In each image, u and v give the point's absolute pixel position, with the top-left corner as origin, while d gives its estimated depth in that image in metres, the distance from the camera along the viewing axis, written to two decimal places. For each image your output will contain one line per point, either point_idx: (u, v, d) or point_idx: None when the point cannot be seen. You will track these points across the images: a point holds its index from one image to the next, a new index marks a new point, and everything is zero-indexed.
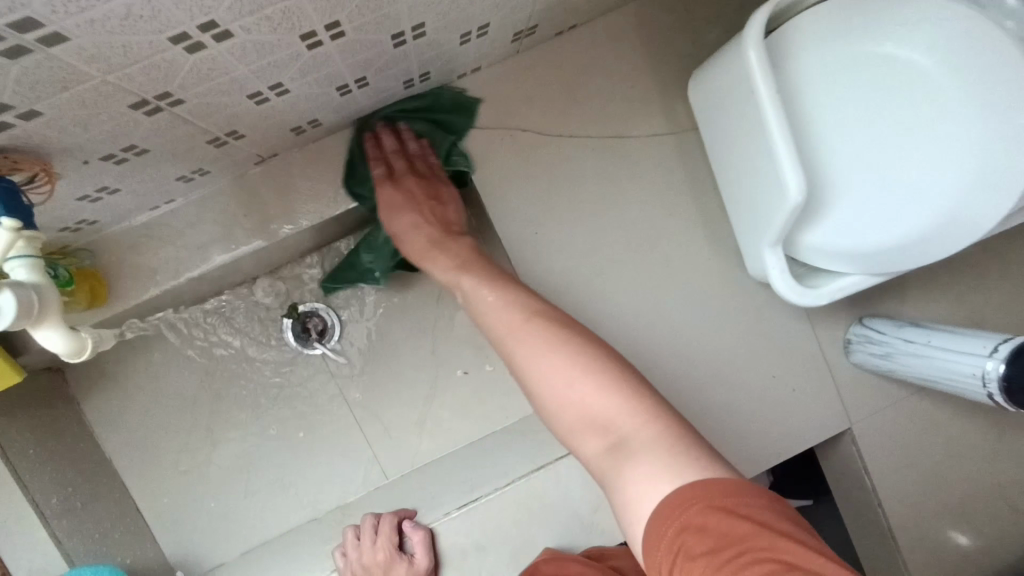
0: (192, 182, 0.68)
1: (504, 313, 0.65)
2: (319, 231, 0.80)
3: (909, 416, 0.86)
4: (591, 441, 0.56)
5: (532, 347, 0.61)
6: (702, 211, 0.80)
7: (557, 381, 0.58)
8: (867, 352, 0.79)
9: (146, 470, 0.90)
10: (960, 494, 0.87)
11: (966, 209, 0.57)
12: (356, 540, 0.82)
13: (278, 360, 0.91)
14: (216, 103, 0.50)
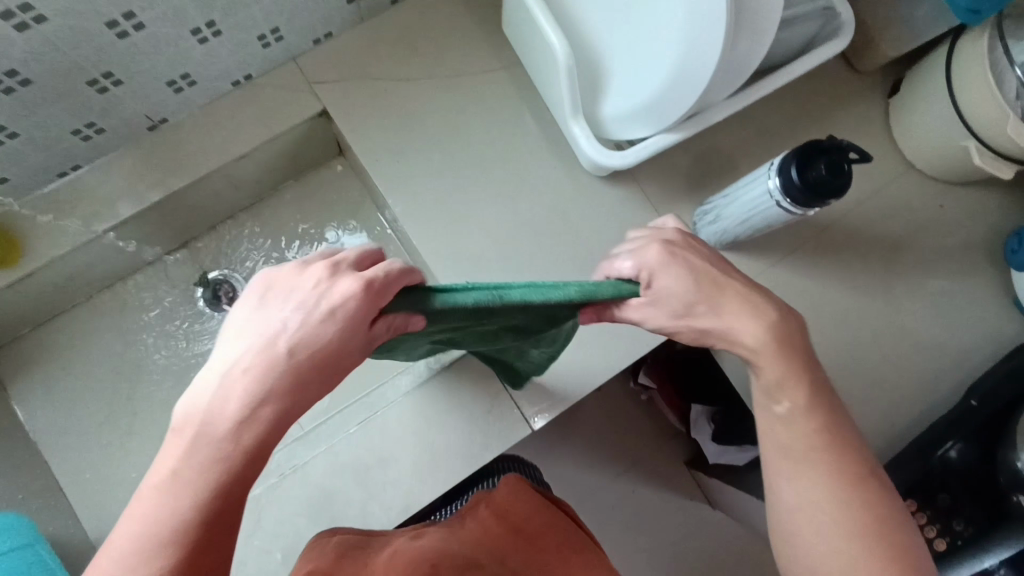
0: (90, 143, 0.84)
1: (806, 431, 0.63)
2: (215, 188, 0.94)
3: (767, 286, 0.95)
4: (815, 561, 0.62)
5: (816, 470, 0.62)
6: (538, 128, 0.95)
7: (811, 503, 0.61)
8: (705, 224, 0.88)
9: (69, 447, 0.95)
10: (826, 350, 0.94)
11: (691, 57, 0.69)
12: (292, 283, 0.51)
13: (193, 328, 1.01)
14: (78, 27, 0.66)
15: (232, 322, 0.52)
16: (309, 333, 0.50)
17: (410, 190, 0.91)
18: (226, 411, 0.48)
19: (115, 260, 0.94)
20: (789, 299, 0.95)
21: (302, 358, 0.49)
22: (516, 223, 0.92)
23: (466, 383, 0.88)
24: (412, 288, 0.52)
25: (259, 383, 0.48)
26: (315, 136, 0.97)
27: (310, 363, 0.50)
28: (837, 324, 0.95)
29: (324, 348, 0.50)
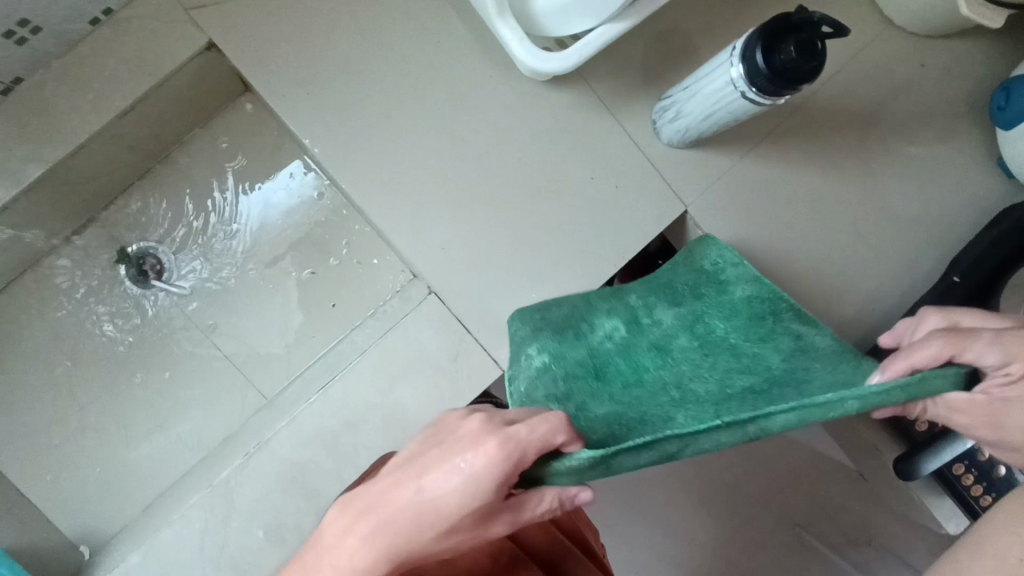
0: None
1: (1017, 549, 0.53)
2: (105, 152, 0.81)
3: (738, 182, 0.87)
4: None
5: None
6: (465, 32, 0.81)
7: None
8: (665, 121, 0.79)
9: (22, 451, 0.89)
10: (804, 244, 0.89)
11: None
12: (447, 442, 0.45)
13: (124, 308, 0.93)
14: None
15: (429, 439, 0.47)
16: (442, 483, 0.44)
17: (329, 127, 0.80)
18: (354, 552, 0.45)
19: (13, 250, 0.84)
20: (761, 193, 0.87)
21: (428, 511, 0.44)
22: (453, 150, 0.82)
23: (426, 333, 0.82)
24: (559, 452, 0.43)
25: (356, 523, 0.46)
26: (209, 76, 0.83)
27: (437, 517, 0.44)
28: (813, 212, 0.89)
29: (446, 512, 0.44)
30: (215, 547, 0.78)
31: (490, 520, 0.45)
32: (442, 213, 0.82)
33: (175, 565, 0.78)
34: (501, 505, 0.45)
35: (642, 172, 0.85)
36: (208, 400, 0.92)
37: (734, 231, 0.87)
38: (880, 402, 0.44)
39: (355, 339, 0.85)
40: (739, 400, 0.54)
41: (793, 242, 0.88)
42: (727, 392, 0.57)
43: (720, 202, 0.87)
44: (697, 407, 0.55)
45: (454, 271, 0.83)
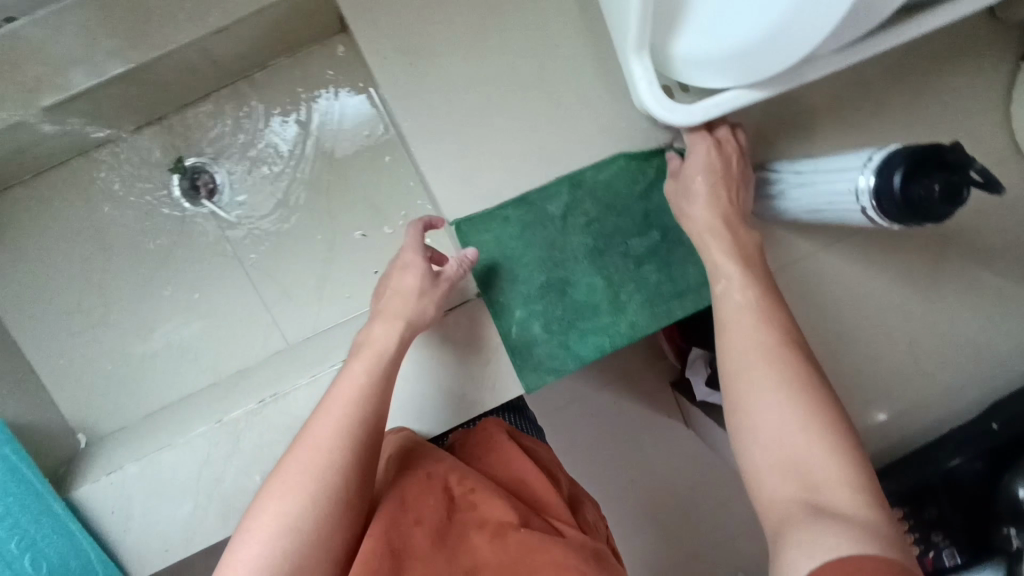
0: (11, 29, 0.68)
1: (771, 335, 0.60)
2: (186, 64, 0.77)
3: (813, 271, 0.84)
4: (763, 467, 0.53)
5: (758, 333, 0.60)
6: (586, 46, 0.76)
7: (744, 351, 0.59)
8: (762, 195, 0.76)
9: (40, 332, 0.89)
10: (851, 345, 0.87)
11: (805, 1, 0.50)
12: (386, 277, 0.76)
13: (167, 217, 0.90)
14: None
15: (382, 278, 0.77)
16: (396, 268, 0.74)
17: (423, 103, 0.75)
18: (353, 381, 0.66)
19: (73, 136, 0.81)
20: (830, 288, 0.85)
21: (404, 291, 0.72)
22: (546, 159, 0.77)
23: (466, 337, 0.79)
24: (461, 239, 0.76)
25: (362, 361, 0.67)
26: (310, 12, 0.78)
27: (399, 306, 0.71)
28: (871, 320, 0.87)
29: (403, 302, 0.71)
30: (210, 479, 0.79)
31: (426, 279, 0.72)
32: (513, 222, 0.78)
33: (168, 486, 0.79)
34: (426, 265, 0.73)
35: None
36: (229, 330, 0.91)
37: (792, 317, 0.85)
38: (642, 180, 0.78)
39: None
40: (599, 238, 0.79)
41: (841, 342, 0.87)
42: (607, 258, 0.79)
43: (790, 284, 0.84)
44: (586, 257, 0.79)
45: (508, 284, 0.79)
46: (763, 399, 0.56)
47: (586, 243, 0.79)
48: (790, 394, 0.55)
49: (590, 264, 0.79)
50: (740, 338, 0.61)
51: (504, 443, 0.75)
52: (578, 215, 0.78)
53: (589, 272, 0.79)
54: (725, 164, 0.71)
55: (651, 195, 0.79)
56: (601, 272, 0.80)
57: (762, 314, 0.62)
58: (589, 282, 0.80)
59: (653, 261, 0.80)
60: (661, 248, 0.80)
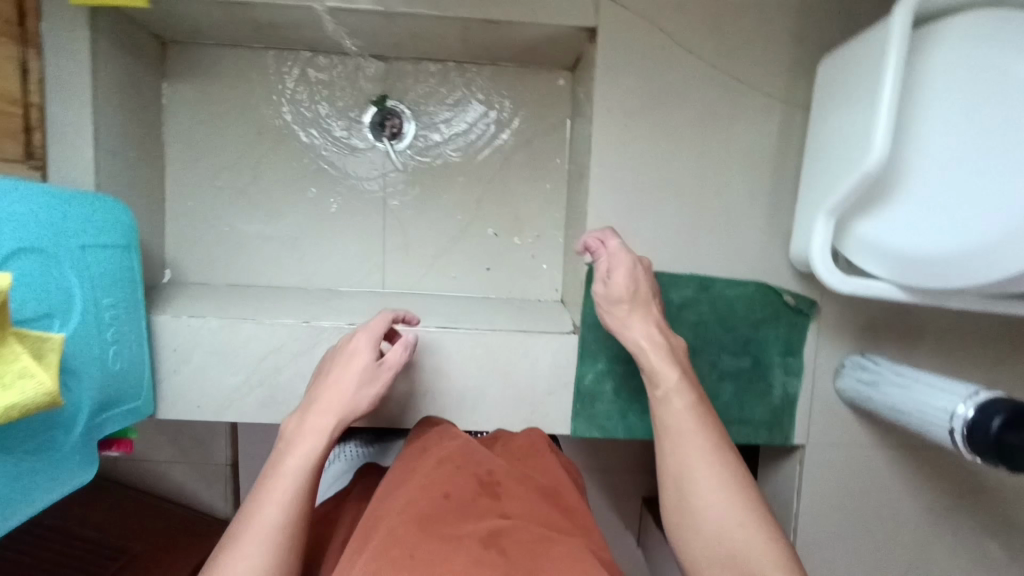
0: None
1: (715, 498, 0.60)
2: (443, 34, 0.85)
3: (860, 466, 0.89)
4: (705, 569, 0.59)
5: (701, 495, 0.61)
6: (773, 185, 0.84)
7: (694, 515, 0.61)
8: (853, 377, 0.83)
9: (189, 171, 0.96)
10: (860, 548, 0.91)
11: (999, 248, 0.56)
12: (330, 356, 0.76)
13: (345, 138, 0.97)
14: None
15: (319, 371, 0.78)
16: (347, 358, 0.73)
17: (618, 158, 0.83)
18: (321, 418, 0.68)
19: (317, 37, 0.89)
20: (867, 489, 0.90)
21: (346, 390, 0.70)
22: (693, 256, 0.85)
23: (545, 362, 0.86)
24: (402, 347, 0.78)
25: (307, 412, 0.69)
26: (564, 43, 0.87)
27: (346, 390, 0.71)
28: (887, 536, 0.91)
29: (355, 367, 0.72)
30: (271, 367, 0.84)
31: (370, 367, 0.73)
32: None
33: (236, 353, 0.84)
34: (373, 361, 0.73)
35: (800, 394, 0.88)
36: (342, 252, 0.98)
37: (825, 498, 0.89)
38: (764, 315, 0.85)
39: (483, 313, 0.92)
40: (699, 341, 0.86)
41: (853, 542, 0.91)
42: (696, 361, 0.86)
43: (833, 463, 0.89)
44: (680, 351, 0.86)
45: (604, 338, 0.85)
46: (703, 518, 0.60)
47: (687, 340, 0.85)
48: (727, 512, 0.59)
49: None
50: (681, 449, 0.64)
51: (546, 454, 0.76)
52: (694, 313, 0.85)
53: None
54: (675, 338, 0.73)
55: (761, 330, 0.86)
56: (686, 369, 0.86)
57: (703, 419, 0.65)
58: None
59: (733, 382, 0.87)
60: (748, 374, 0.87)
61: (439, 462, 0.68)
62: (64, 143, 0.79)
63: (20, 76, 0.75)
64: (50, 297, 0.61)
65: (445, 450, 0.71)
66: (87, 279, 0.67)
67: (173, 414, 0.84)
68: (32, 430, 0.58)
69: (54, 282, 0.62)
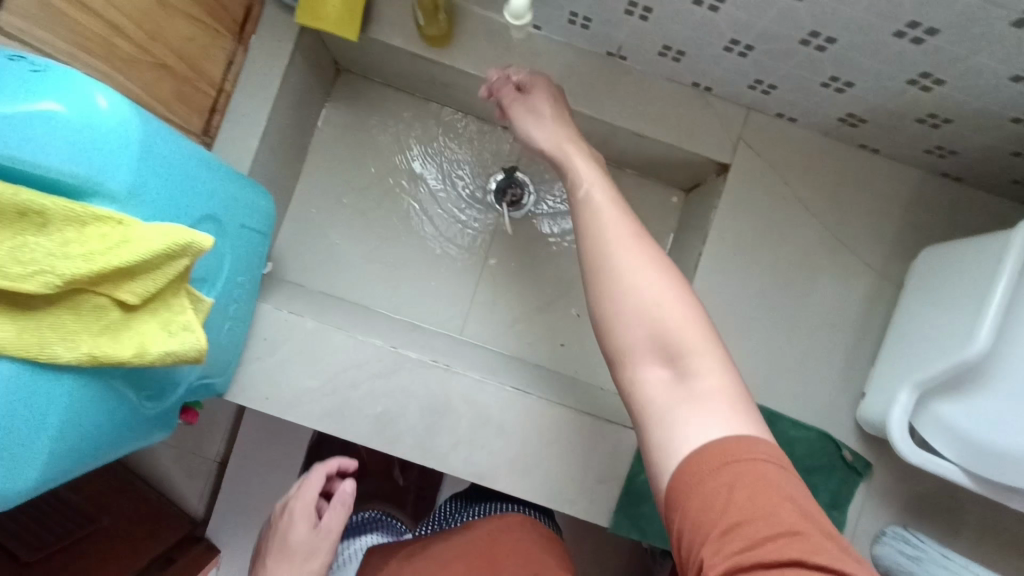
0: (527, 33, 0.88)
1: (674, 304, 0.52)
2: (591, 130, 0.95)
3: None
4: (641, 358, 0.53)
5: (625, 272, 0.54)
6: (853, 345, 0.90)
7: (638, 312, 0.53)
8: (895, 548, 0.83)
9: (321, 182, 1.03)
10: None
11: None
12: (267, 540, 0.78)
13: (469, 192, 1.05)
14: None
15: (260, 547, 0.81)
16: (280, 539, 0.76)
17: (718, 281, 0.90)
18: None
19: (477, 102, 0.99)
20: None
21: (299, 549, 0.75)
22: (766, 389, 0.89)
23: (604, 452, 0.88)
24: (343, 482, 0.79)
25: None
26: (692, 169, 0.96)
27: (301, 546, 0.75)
28: None
29: (294, 540, 0.75)
30: (348, 379, 0.87)
31: (308, 538, 0.75)
32: None
33: (320, 358, 0.87)
34: (313, 523, 0.76)
35: None
36: (433, 292, 1.03)
37: None
38: (823, 465, 0.88)
39: (552, 386, 0.95)
40: None
41: None
42: None
43: None
44: None
45: None
46: (614, 268, 0.55)
47: None
48: (667, 281, 0.54)
49: None
50: (611, 227, 0.58)
51: (520, 534, 0.80)
52: None
53: None
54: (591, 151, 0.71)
55: (816, 479, 0.88)
56: None
57: (616, 204, 0.61)
58: None
59: None
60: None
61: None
62: (235, 131, 0.86)
63: (224, 65, 0.85)
64: (210, 262, 0.66)
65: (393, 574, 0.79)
66: (235, 255, 0.72)
67: (240, 398, 0.85)
68: (156, 380, 0.60)
69: (216, 251, 0.67)
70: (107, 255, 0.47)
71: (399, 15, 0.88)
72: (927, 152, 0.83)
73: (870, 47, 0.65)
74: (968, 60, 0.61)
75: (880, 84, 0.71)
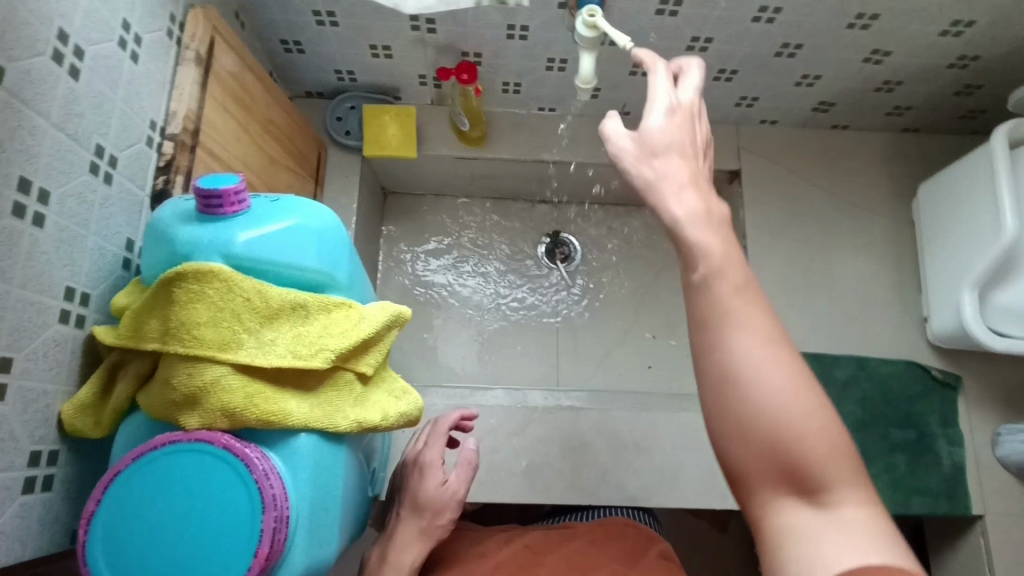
0: (545, 115, 1.07)
1: (813, 428, 0.39)
2: (616, 177, 1.12)
3: None
4: (762, 483, 0.40)
5: (749, 385, 0.40)
6: (896, 282, 1.03)
7: (759, 431, 0.39)
8: (1016, 438, 0.92)
9: (394, 291, 1.14)
10: None
11: None
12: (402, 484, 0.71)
13: (524, 261, 1.18)
14: (670, 44, 0.88)
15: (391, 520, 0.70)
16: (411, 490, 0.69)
17: (768, 263, 1.03)
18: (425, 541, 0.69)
19: (513, 184, 1.15)
20: None
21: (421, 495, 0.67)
22: (845, 339, 1.00)
23: None
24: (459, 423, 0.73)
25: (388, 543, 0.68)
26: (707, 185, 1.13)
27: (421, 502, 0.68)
28: None
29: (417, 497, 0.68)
30: (488, 445, 0.92)
31: (438, 484, 0.68)
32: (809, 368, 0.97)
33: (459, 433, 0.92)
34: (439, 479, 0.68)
35: (967, 462, 0.95)
36: (522, 355, 1.12)
37: None
38: (925, 391, 0.97)
39: (661, 402, 1.02)
40: (873, 418, 0.96)
41: None
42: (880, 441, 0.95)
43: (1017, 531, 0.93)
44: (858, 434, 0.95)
45: None
46: (771, 425, 0.39)
47: (858, 413, 0.96)
48: (826, 439, 0.39)
49: (857, 431, 0.95)
50: (755, 375, 0.40)
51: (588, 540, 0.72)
52: (860, 389, 0.97)
53: (860, 438, 0.95)
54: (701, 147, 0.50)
55: (919, 403, 0.97)
56: (864, 443, 0.95)
57: (780, 344, 0.41)
58: (862, 445, 0.95)
59: (905, 453, 0.95)
60: (916, 445, 0.95)
61: (497, 567, 0.66)
62: None
63: None
64: None
65: (499, 557, 0.68)
66: None
67: None
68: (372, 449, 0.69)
69: None
70: (358, 330, 0.55)
71: (440, 129, 1.05)
72: (887, 114, 1.04)
73: (829, 42, 0.86)
74: (903, 31, 0.82)
75: (840, 69, 0.92)
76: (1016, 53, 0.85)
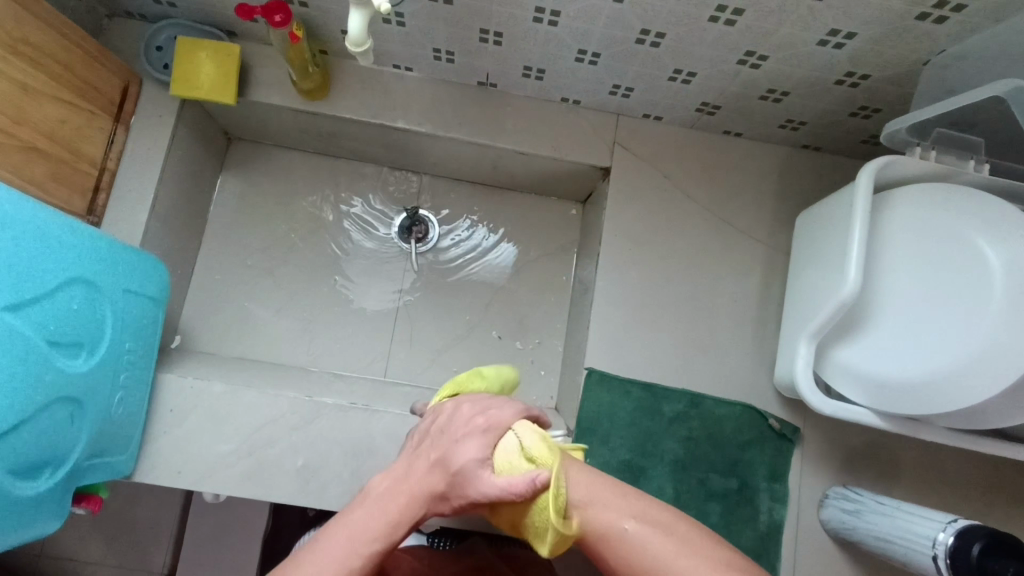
0: (401, 74, 0.93)
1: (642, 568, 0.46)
2: (479, 157, 0.99)
3: None
4: None
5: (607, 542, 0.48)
6: (757, 318, 0.93)
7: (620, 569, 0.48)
8: (837, 507, 0.84)
9: (223, 249, 1.05)
10: None
11: (954, 385, 0.66)
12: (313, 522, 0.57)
13: (376, 235, 1.08)
14: (517, 11, 0.74)
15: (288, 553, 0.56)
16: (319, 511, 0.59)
17: (617, 276, 0.92)
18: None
19: (370, 148, 1.03)
20: None
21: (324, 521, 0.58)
22: (685, 372, 0.91)
23: None
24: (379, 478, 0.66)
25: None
26: (580, 178, 1.01)
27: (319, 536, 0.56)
28: None
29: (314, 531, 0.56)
30: (263, 438, 0.84)
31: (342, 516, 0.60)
32: (635, 400, 0.89)
33: (233, 423, 0.84)
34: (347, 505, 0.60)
35: (787, 522, 0.88)
36: (353, 338, 1.03)
37: None
38: (759, 442, 0.89)
39: None
40: (693, 464, 0.88)
41: None
42: (695, 488, 0.88)
43: None
44: (673, 479, 0.88)
45: (596, 447, 0.87)
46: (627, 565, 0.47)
47: (678, 455, 0.88)
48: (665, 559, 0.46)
49: (672, 476, 0.88)
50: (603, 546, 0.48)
51: None
52: (686, 430, 0.89)
53: (674, 484, 0.88)
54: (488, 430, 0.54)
55: (748, 453, 0.89)
56: (678, 490, 0.87)
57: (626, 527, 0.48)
58: (676, 491, 0.87)
59: (720, 505, 0.88)
60: (735, 496, 0.88)
61: None
62: (122, 209, 0.87)
63: (106, 145, 0.85)
64: (85, 328, 0.66)
65: None
66: (119, 321, 0.72)
67: (145, 478, 0.82)
68: (34, 455, 0.61)
69: (90, 315, 0.67)
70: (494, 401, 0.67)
71: (275, 74, 0.91)
72: (781, 127, 0.91)
73: (696, 34, 0.72)
74: (777, 32, 0.69)
75: (716, 67, 0.78)
76: (909, 77, 0.73)
